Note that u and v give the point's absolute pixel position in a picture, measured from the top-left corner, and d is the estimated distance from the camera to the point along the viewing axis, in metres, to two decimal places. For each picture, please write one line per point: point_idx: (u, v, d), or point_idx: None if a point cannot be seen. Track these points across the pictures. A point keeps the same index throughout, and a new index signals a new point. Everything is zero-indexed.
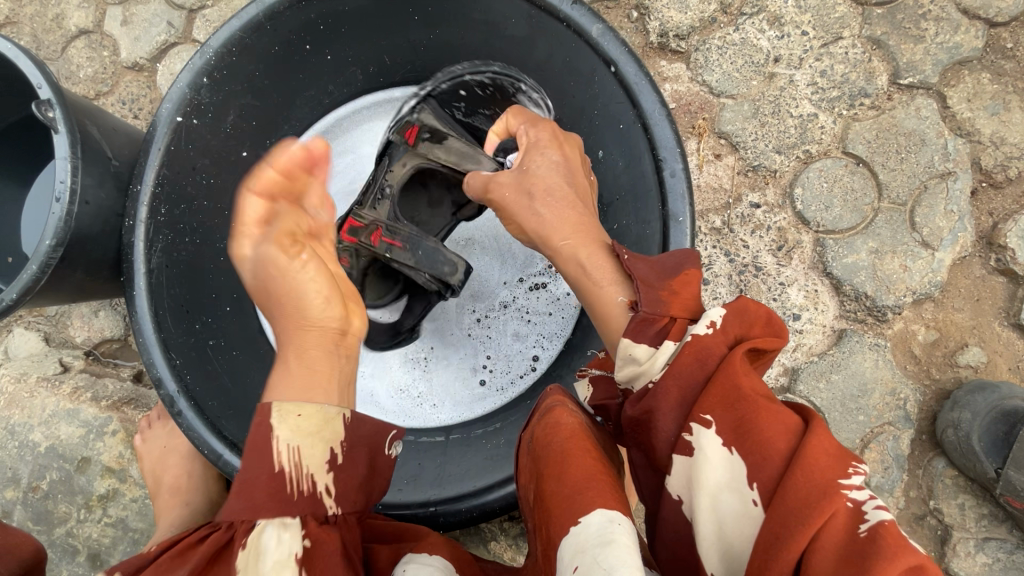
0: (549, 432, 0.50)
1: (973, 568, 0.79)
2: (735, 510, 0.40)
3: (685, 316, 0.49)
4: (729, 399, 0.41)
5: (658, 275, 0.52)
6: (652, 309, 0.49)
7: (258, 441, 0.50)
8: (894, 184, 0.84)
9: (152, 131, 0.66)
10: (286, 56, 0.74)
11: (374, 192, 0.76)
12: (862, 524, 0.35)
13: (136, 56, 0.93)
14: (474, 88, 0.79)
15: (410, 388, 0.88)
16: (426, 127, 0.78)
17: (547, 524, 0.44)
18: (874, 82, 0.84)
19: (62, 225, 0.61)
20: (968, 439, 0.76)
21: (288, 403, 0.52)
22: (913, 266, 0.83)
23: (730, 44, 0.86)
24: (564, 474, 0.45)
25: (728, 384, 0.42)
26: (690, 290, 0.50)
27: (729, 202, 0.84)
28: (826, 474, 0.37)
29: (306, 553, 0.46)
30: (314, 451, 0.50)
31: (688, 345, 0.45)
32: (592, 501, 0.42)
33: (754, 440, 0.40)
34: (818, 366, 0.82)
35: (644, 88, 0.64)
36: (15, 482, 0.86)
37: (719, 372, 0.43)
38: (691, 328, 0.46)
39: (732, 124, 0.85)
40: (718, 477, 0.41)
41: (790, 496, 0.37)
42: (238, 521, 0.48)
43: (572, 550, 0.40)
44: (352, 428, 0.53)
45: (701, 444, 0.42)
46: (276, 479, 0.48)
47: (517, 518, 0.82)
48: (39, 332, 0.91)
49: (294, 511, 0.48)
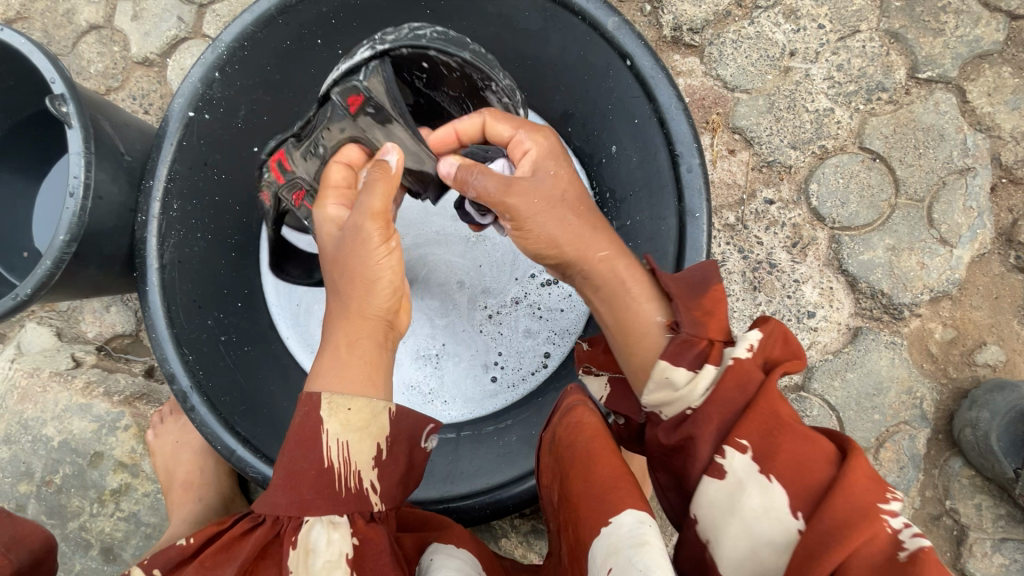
0: (572, 433, 0.50)
1: (990, 569, 0.78)
2: (774, 538, 0.38)
3: (721, 338, 0.48)
4: (770, 426, 0.41)
5: (689, 292, 0.51)
6: (693, 329, 0.48)
7: (305, 434, 0.49)
8: (911, 180, 0.82)
9: (165, 126, 0.66)
10: (298, 51, 0.73)
11: (307, 145, 0.65)
12: (902, 546, 0.34)
13: (146, 51, 0.93)
14: (439, 66, 0.61)
15: (421, 384, 0.87)
16: (375, 103, 0.60)
17: (574, 526, 0.43)
18: (892, 76, 0.83)
19: (75, 220, 0.61)
20: (987, 439, 0.75)
21: (339, 397, 0.49)
22: (931, 263, 0.81)
23: (745, 38, 0.85)
24: (591, 474, 0.45)
25: (767, 410, 0.42)
26: (722, 310, 0.50)
27: (744, 197, 0.83)
28: (866, 497, 0.36)
29: (356, 552, 0.46)
30: (362, 447, 0.49)
31: (731, 369, 0.44)
32: (627, 499, 0.41)
33: (793, 463, 0.39)
34: (833, 364, 0.81)
35: (661, 82, 0.64)
36: (28, 476, 0.87)
37: (760, 395, 0.42)
38: (730, 350, 0.45)
39: (746, 119, 0.84)
40: (757, 503, 0.39)
41: (830, 516, 0.36)
42: (286, 516, 0.47)
43: (604, 551, 0.39)
44: (395, 422, 0.52)
45: (737, 468, 0.41)
46: (324, 476, 0.48)
47: (529, 516, 0.82)
48: (52, 328, 0.92)
49: (343, 510, 0.48)
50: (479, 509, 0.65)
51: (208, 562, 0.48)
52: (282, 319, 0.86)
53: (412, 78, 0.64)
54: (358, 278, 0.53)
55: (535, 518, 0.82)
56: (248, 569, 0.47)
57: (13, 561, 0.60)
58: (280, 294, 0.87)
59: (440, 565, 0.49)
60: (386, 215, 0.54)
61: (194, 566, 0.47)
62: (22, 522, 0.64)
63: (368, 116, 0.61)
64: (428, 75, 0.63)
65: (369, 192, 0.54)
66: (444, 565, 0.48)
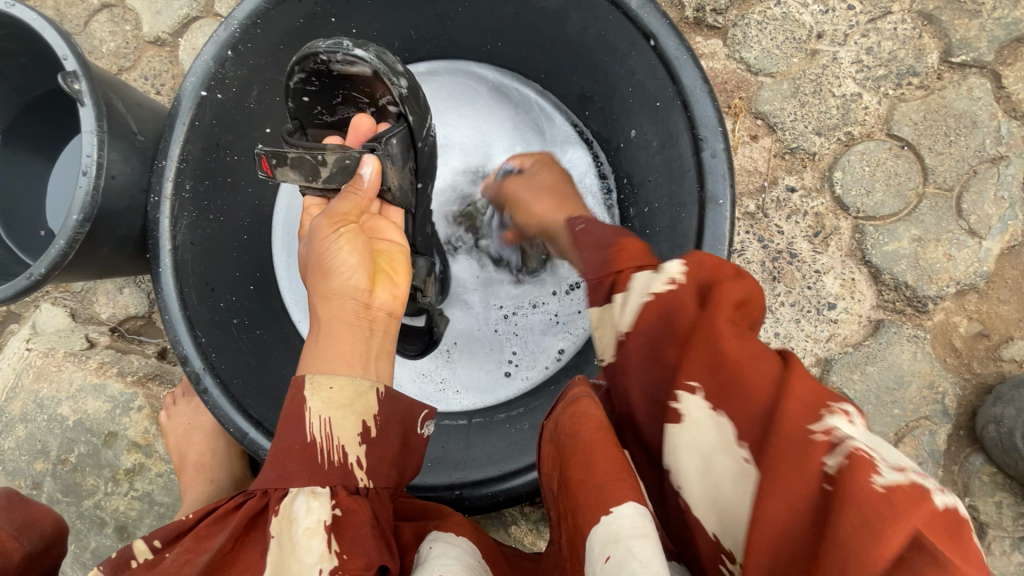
0: (573, 421, 0.43)
1: (1008, 568, 0.77)
2: (729, 472, 0.34)
3: (631, 264, 0.44)
4: (715, 360, 0.35)
5: (610, 236, 0.49)
6: (595, 271, 0.47)
7: (292, 412, 0.49)
8: (941, 169, 0.80)
9: (177, 105, 0.65)
10: (310, 30, 0.72)
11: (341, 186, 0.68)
12: (876, 481, 0.28)
13: (158, 30, 0.92)
14: (304, 85, 0.62)
15: (433, 373, 0.88)
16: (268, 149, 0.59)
17: (571, 513, 0.39)
18: (924, 60, 0.80)
19: (89, 199, 0.61)
20: (1011, 435, 0.72)
21: (320, 376, 0.50)
22: (958, 255, 0.79)
23: (770, 20, 0.82)
24: (592, 464, 0.40)
25: (704, 335, 0.36)
26: (634, 244, 0.46)
27: (765, 184, 0.81)
28: (809, 420, 0.31)
29: (335, 520, 0.45)
30: (345, 422, 0.49)
31: (650, 302, 0.40)
32: (625, 489, 0.37)
33: (739, 388, 0.34)
34: (853, 357, 0.80)
35: (685, 63, 0.61)
36: (45, 454, 0.87)
37: (695, 325, 0.37)
38: (645, 281, 0.42)
39: (769, 104, 0.82)
40: (709, 437, 0.35)
41: (776, 452, 0.31)
42: (275, 488, 0.46)
43: (603, 539, 0.36)
44: (383, 404, 0.52)
45: (692, 410, 0.36)
46: (308, 450, 0.47)
47: (539, 503, 0.82)
48: (67, 308, 0.93)
49: (327, 481, 0.47)
50: (492, 496, 0.64)
51: (202, 531, 0.46)
52: (294, 304, 0.87)
53: (317, 115, 0.66)
54: (320, 266, 0.56)
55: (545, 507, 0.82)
56: (240, 538, 0.45)
57: (24, 545, 0.62)
58: (293, 279, 0.87)
59: (438, 555, 0.47)
60: (344, 215, 0.58)
61: (189, 536, 0.46)
62: (34, 506, 0.66)
63: (282, 175, 0.59)
64: (321, 100, 0.64)
65: (340, 199, 0.58)
66: (443, 555, 0.47)
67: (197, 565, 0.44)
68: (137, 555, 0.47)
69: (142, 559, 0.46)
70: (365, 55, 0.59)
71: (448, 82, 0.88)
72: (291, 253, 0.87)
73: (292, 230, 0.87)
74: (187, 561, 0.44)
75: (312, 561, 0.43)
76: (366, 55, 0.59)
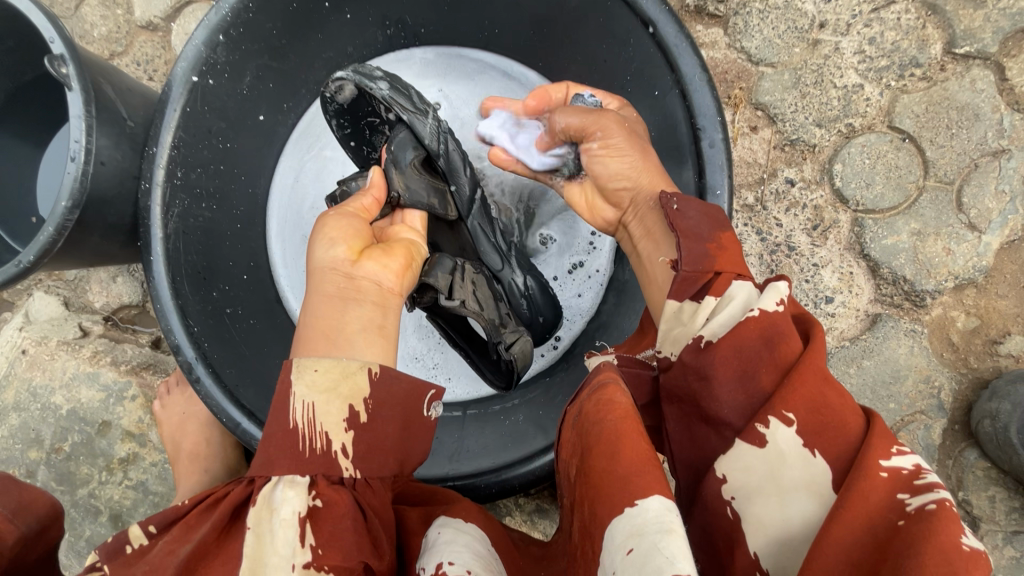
0: (598, 408, 0.43)
1: (999, 561, 0.77)
2: (807, 511, 0.34)
3: (730, 269, 0.46)
4: (819, 400, 0.36)
5: (707, 227, 0.49)
6: (694, 266, 0.46)
7: (279, 397, 0.48)
8: (942, 162, 0.79)
9: (168, 91, 0.64)
10: (304, 14, 0.71)
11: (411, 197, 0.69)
12: (963, 538, 0.29)
13: (150, 15, 0.90)
14: (343, 127, 0.72)
15: (425, 358, 0.88)
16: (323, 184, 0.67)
17: (589, 500, 0.39)
18: (926, 51, 0.79)
19: (77, 185, 0.60)
20: (1005, 431, 0.72)
21: (306, 358, 0.48)
22: (958, 249, 0.79)
23: (772, 8, 0.80)
24: (616, 454, 0.39)
25: (812, 376, 0.37)
26: (734, 248, 0.48)
27: (764, 176, 0.80)
28: (899, 474, 0.33)
29: (311, 511, 0.44)
30: (331, 409, 0.47)
31: (755, 317, 0.40)
32: (653, 483, 0.36)
33: (835, 432, 0.35)
34: (850, 351, 0.79)
35: (684, 50, 0.60)
36: (38, 443, 0.87)
37: (800, 363, 0.38)
38: (756, 301, 0.42)
39: (770, 94, 0.80)
40: (797, 472, 0.35)
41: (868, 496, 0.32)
42: (260, 476, 0.46)
43: (625, 531, 0.35)
44: (378, 387, 0.49)
45: (781, 441, 0.36)
46: (291, 436, 0.46)
47: (533, 495, 0.82)
48: (59, 297, 0.92)
49: (308, 470, 0.46)
50: (484, 487, 0.64)
51: (191, 520, 0.46)
52: (289, 291, 0.86)
53: (368, 154, 0.74)
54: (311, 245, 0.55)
55: (539, 498, 0.82)
56: (223, 531, 0.45)
57: (19, 528, 0.62)
58: (287, 264, 0.86)
59: (449, 540, 0.47)
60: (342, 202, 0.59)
61: (179, 526, 0.46)
62: (28, 488, 0.66)
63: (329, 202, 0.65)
64: (363, 136, 0.72)
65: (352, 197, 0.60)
66: (453, 540, 0.47)
67: (178, 556, 0.44)
68: (131, 540, 0.47)
69: (135, 545, 0.46)
70: (344, 73, 0.65)
71: (446, 68, 0.86)
72: (284, 237, 0.86)
73: (284, 213, 0.86)
74: (172, 550, 0.44)
75: (287, 554, 0.43)
76: (344, 74, 0.65)
